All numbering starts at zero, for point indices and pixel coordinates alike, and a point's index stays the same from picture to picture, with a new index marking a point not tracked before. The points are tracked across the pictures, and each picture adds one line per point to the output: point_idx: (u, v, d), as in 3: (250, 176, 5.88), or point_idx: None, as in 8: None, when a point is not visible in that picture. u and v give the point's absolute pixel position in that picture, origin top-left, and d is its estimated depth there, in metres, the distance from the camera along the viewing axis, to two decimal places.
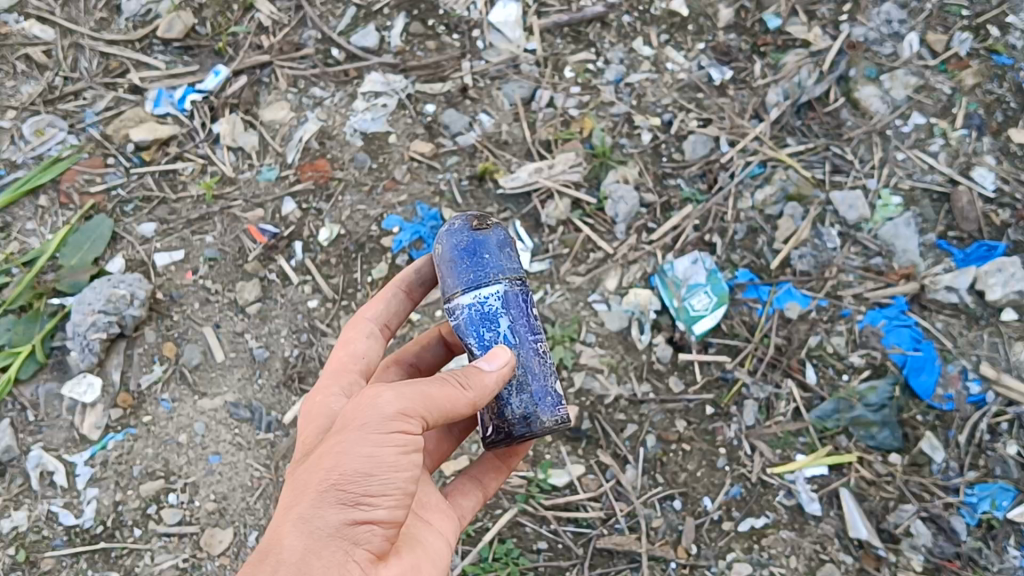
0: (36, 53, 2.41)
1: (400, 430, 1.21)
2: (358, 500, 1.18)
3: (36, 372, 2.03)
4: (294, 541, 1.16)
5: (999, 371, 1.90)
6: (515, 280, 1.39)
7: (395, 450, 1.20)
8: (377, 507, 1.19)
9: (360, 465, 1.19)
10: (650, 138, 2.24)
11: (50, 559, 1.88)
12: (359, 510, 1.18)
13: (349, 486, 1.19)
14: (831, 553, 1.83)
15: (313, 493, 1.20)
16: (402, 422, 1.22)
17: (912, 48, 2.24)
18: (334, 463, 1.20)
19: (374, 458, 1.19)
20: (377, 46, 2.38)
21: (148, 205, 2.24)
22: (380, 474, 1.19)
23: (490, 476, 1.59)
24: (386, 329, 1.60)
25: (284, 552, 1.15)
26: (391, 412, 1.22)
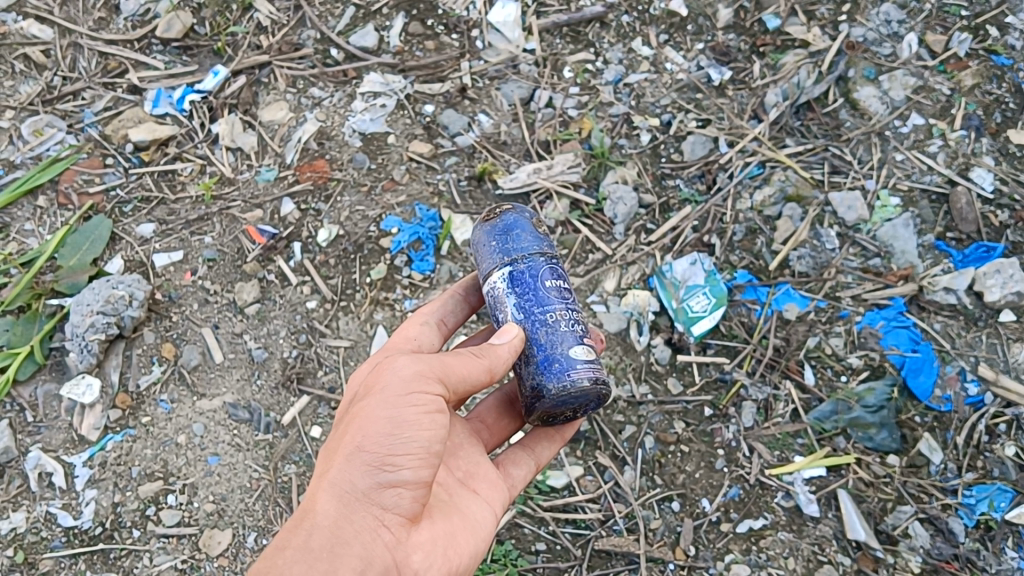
0: (35, 53, 2.41)
1: (418, 389, 1.32)
2: (384, 461, 1.28)
3: (35, 373, 2.04)
4: (328, 507, 1.28)
5: (997, 372, 1.91)
6: (525, 258, 1.47)
7: (416, 410, 1.30)
8: (403, 467, 1.28)
9: (383, 427, 1.29)
10: (650, 139, 2.24)
11: (49, 560, 1.87)
12: (386, 471, 1.28)
13: (375, 448, 1.28)
14: (830, 554, 1.82)
15: (341, 459, 1.30)
16: (420, 382, 1.33)
17: (911, 48, 2.24)
18: (359, 428, 1.31)
19: (395, 420, 1.29)
20: (376, 46, 2.38)
21: (147, 205, 2.24)
22: (403, 433, 1.28)
23: (542, 446, 1.64)
24: (443, 324, 1.66)
25: (318, 516, 1.27)
26: (408, 375, 1.33)
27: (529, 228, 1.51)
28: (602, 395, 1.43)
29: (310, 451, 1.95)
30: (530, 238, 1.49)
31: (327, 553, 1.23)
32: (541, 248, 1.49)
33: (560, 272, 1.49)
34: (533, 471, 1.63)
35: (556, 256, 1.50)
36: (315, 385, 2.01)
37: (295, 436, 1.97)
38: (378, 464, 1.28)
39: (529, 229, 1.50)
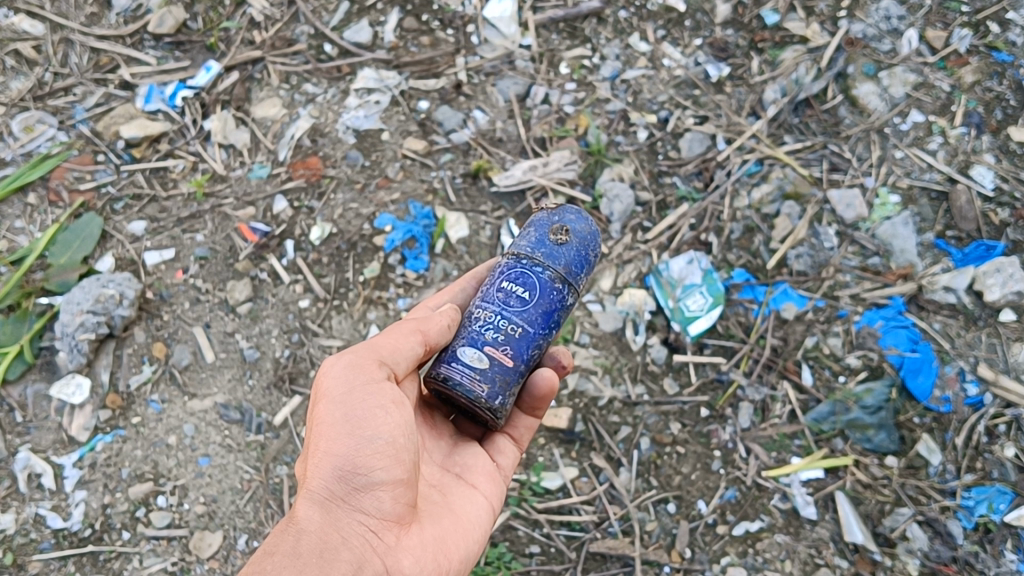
0: (25, 48, 2.37)
1: (363, 383, 1.36)
2: (354, 463, 1.31)
3: (24, 373, 2.01)
4: (310, 515, 1.30)
5: (996, 373, 1.88)
6: (516, 250, 1.55)
7: (373, 405, 1.34)
8: (374, 465, 1.31)
9: (343, 427, 1.33)
10: (647, 136, 2.22)
11: (37, 562, 1.86)
12: (357, 472, 1.31)
13: (343, 451, 1.32)
14: (827, 557, 1.81)
15: (314, 467, 1.33)
16: (367, 377, 1.37)
17: (911, 44, 2.21)
18: (323, 435, 1.34)
19: (353, 418, 1.33)
20: (370, 41, 2.35)
21: (138, 203, 2.21)
22: (364, 431, 1.32)
23: (522, 430, 1.64)
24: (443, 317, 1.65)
25: (303, 525, 1.28)
26: (354, 372, 1.37)
27: (547, 233, 1.55)
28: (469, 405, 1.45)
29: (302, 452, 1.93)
30: (535, 239, 1.54)
31: (317, 559, 1.24)
32: (531, 251, 1.52)
33: (528, 281, 1.50)
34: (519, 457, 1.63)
35: (540, 265, 1.51)
36: (308, 385, 1.99)
37: (287, 437, 1.95)
38: (350, 467, 1.31)
39: (543, 232, 1.55)
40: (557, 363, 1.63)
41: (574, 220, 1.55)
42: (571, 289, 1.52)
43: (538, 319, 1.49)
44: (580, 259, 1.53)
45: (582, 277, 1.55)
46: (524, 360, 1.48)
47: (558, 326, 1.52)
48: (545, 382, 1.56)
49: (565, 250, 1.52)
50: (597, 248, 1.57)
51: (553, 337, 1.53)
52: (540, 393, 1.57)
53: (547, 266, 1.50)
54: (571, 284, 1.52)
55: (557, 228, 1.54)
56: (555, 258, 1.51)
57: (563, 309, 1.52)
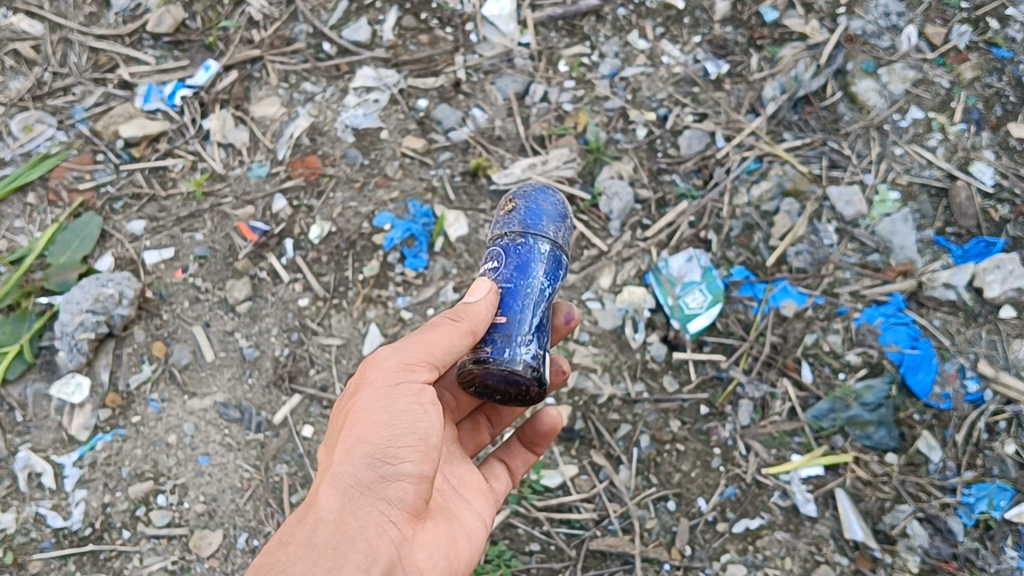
0: (24, 48, 2.37)
1: (406, 380, 1.33)
2: (385, 454, 1.28)
3: (24, 372, 2.01)
4: (330, 501, 1.26)
5: (997, 369, 1.87)
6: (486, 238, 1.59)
7: (413, 401, 1.32)
8: (403, 458, 1.29)
9: (378, 418, 1.30)
10: (646, 134, 2.21)
11: (38, 561, 1.87)
12: (387, 464, 1.28)
13: (374, 440, 1.29)
14: (827, 554, 1.81)
15: (342, 453, 1.30)
16: (409, 371, 1.34)
17: (910, 41, 2.21)
18: (357, 422, 1.31)
19: (390, 410, 1.30)
20: (369, 40, 2.35)
21: (137, 203, 2.21)
22: (401, 424, 1.30)
23: (518, 463, 1.68)
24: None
25: (321, 511, 1.25)
26: (398, 364, 1.34)
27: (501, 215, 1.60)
28: (493, 376, 1.42)
29: (302, 451, 1.93)
30: (495, 222, 1.58)
31: (332, 549, 1.21)
32: (488, 235, 1.57)
33: (494, 254, 1.53)
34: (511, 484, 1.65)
35: (500, 237, 1.54)
36: (308, 384, 2.00)
37: (287, 435, 1.95)
38: (380, 456, 1.28)
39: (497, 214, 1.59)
40: (558, 368, 1.68)
41: (519, 190, 1.59)
42: (536, 236, 1.51)
43: (513, 275, 1.48)
44: (535, 212, 1.54)
45: (546, 223, 1.53)
46: (517, 313, 1.46)
47: (538, 274, 1.49)
48: (551, 419, 1.65)
49: (512, 215, 1.55)
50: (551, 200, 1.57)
51: (543, 285, 1.49)
52: (544, 430, 1.65)
53: (502, 235, 1.53)
54: (531, 234, 1.51)
55: (507, 204, 1.59)
56: (510, 224, 1.54)
57: (536, 257, 1.50)
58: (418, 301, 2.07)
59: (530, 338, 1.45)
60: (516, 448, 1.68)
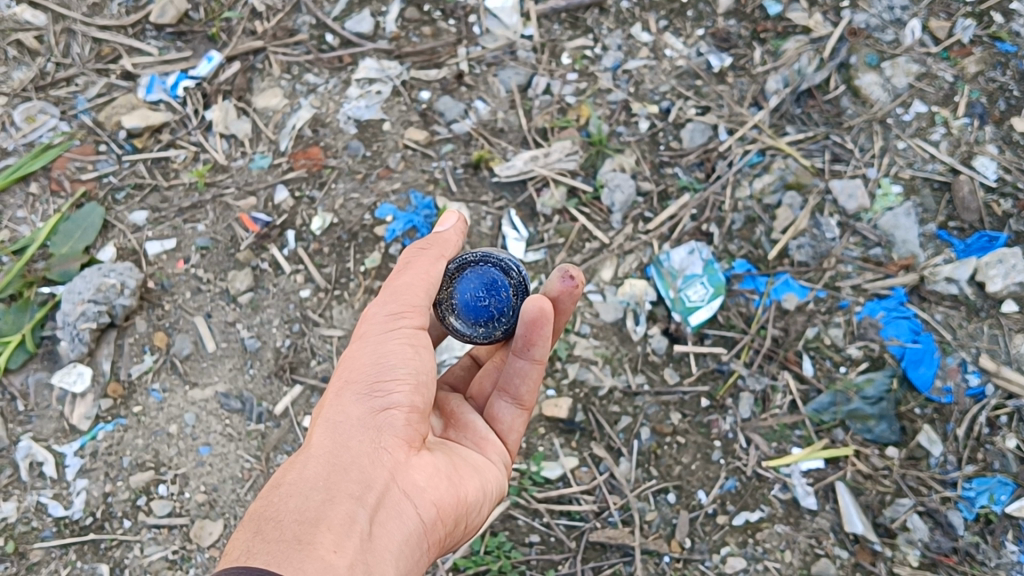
0: (27, 39, 2.37)
1: (395, 324, 1.42)
2: (374, 389, 1.37)
3: (26, 362, 2.02)
4: (323, 440, 1.34)
5: (998, 364, 1.87)
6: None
7: (399, 341, 1.40)
8: (392, 390, 1.36)
9: (368, 359, 1.39)
10: (648, 126, 2.21)
11: (39, 550, 1.88)
12: (377, 397, 1.36)
13: (364, 379, 1.38)
14: (827, 547, 1.81)
15: (334, 397, 1.39)
16: (398, 318, 1.43)
17: (914, 34, 2.20)
18: (350, 368, 1.41)
19: (380, 351, 1.39)
20: (372, 32, 2.34)
21: (140, 193, 2.21)
22: (389, 361, 1.38)
23: (523, 388, 1.60)
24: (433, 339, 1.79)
25: (313, 451, 1.33)
26: (386, 312, 1.43)
27: None
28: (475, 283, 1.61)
29: (303, 441, 1.93)
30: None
31: (325, 482, 1.27)
32: None
33: None
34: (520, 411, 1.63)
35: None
36: (308, 375, 2.00)
37: (287, 426, 1.95)
38: (369, 391, 1.36)
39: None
40: (566, 275, 1.60)
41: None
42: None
43: None
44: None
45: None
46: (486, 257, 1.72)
47: None
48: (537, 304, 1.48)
49: None
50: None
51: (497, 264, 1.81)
52: (531, 317, 1.48)
53: None
54: None
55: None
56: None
57: None
58: None
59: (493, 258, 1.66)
60: (516, 366, 1.57)
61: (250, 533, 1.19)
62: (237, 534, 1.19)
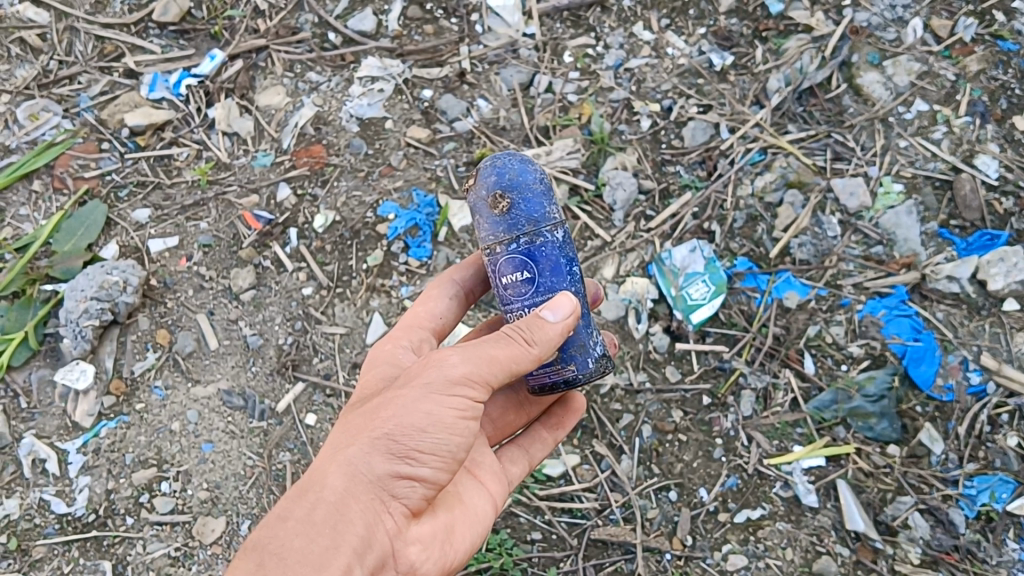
0: (30, 36, 2.38)
1: (457, 394, 1.26)
2: (406, 453, 1.24)
3: (29, 359, 2.03)
4: (337, 483, 1.24)
5: (999, 362, 1.88)
6: (486, 250, 1.41)
7: (453, 412, 1.26)
8: (423, 462, 1.25)
9: (415, 420, 1.24)
10: (650, 125, 2.21)
11: (42, 547, 1.88)
12: (405, 464, 1.25)
13: (399, 438, 1.24)
14: (828, 545, 1.81)
15: (366, 441, 1.26)
16: (462, 386, 1.26)
17: (916, 34, 2.21)
18: (390, 415, 1.26)
19: (430, 416, 1.24)
20: (374, 30, 2.35)
21: (142, 190, 2.22)
22: (434, 434, 1.24)
23: (538, 447, 1.62)
24: (470, 294, 1.62)
25: (326, 491, 1.24)
26: (450, 373, 1.26)
27: (490, 207, 1.39)
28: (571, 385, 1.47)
29: (305, 438, 1.94)
30: (484, 225, 1.40)
31: (329, 529, 1.21)
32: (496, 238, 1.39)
33: (524, 258, 1.39)
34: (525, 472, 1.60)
35: (511, 241, 1.38)
36: (311, 372, 2.00)
37: (290, 423, 1.95)
38: (401, 455, 1.24)
39: (484, 214, 1.39)
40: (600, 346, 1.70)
41: (496, 179, 1.38)
42: (555, 232, 1.40)
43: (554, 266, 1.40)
44: (539, 193, 1.39)
45: (548, 210, 1.39)
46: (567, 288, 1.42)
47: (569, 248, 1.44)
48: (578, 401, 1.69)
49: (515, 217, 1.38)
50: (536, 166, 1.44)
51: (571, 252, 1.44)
52: (572, 407, 1.67)
53: (519, 237, 1.38)
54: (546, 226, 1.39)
55: (490, 196, 1.39)
56: (516, 225, 1.38)
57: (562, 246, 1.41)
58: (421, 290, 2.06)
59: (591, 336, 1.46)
60: (537, 432, 1.63)
61: (252, 563, 1.19)
62: (240, 561, 1.20)
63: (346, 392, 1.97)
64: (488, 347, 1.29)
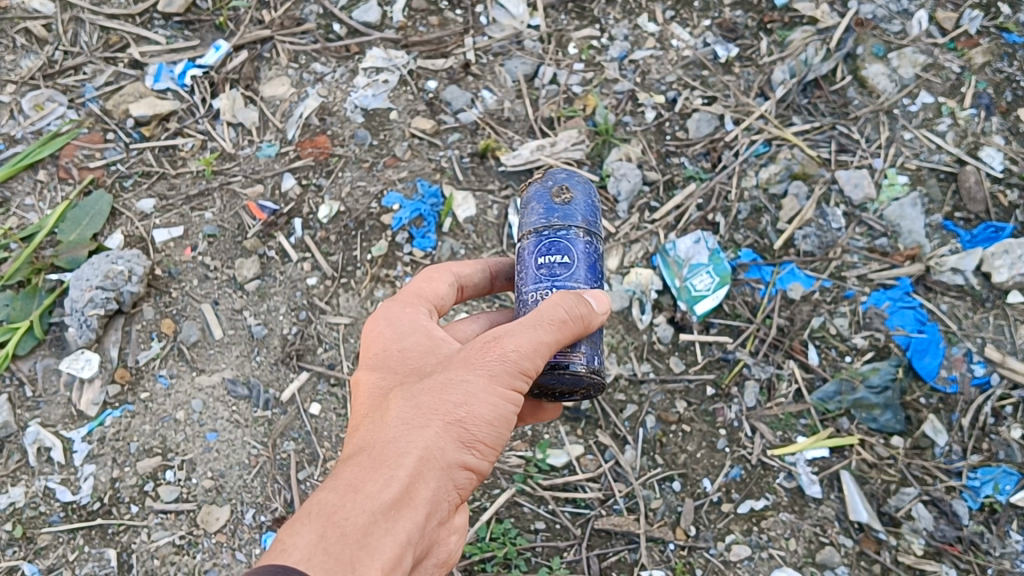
0: (35, 27, 2.39)
1: (520, 387, 1.25)
2: (470, 444, 1.22)
3: (34, 348, 2.04)
4: (404, 467, 1.18)
5: (1004, 354, 1.89)
6: (533, 232, 1.44)
7: (514, 405, 1.25)
8: (482, 452, 1.24)
9: (483, 411, 1.22)
10: (654, 116, 2.21)
11: (47, 535, 1.88)
12: (469, 453, 1.22)
13: (466, 427, 1.22)
14: (832, 536, 1.81)
15: (435, 424, 1.21)
16: (525, 379, 1.26)
17: (921, 26, 2.22)
18: (460, 400, 1.22)
19: (497, 409, 1.23)
20: (379, 21, 2.36)
21: (147, 180, 2.22)
22: (496, 425, 1.24)
23: None
24: (462, 289, 1.56)
25: (394, 473, 1.17)
26: (520, 365, 1.24)
27: (550, 198, 1.47)
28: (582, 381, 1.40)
29: (309, 428, 1.94)
30: (540, 210, 1.46)
31: (392, 514, 1.14)
32: (546, 221, 1.43)
33: (563, 245, 1.41)
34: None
35: (563, 227, 1.42)
36: (315, 362, 2.00)
37: (294, 413, 1.96)
38: (467, 444, 1.22)
39: (545, 201, 1.46)
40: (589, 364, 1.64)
41: (567, 175, 1.48)
42: (597, 240, 1.46)
43: (590, 271, 1.42)
44: (597, 205, 1.50)
45: (598, 222, 1.48)
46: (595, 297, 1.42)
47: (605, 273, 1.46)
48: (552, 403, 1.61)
49: (574, 208, 1.45)
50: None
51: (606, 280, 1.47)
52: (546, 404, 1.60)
53: (570, 225, 1.43)
54: (595, 234, 1.45)
55: (555, 188, 1.47)
56: (571, 216, 1.44)
57: (602, 258, 1.46)
58: None
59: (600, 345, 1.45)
60: None
61: (316, 534, 1.10)
62: (301, 530, 1.10)
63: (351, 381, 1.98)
64: (543, 338, 1.26)
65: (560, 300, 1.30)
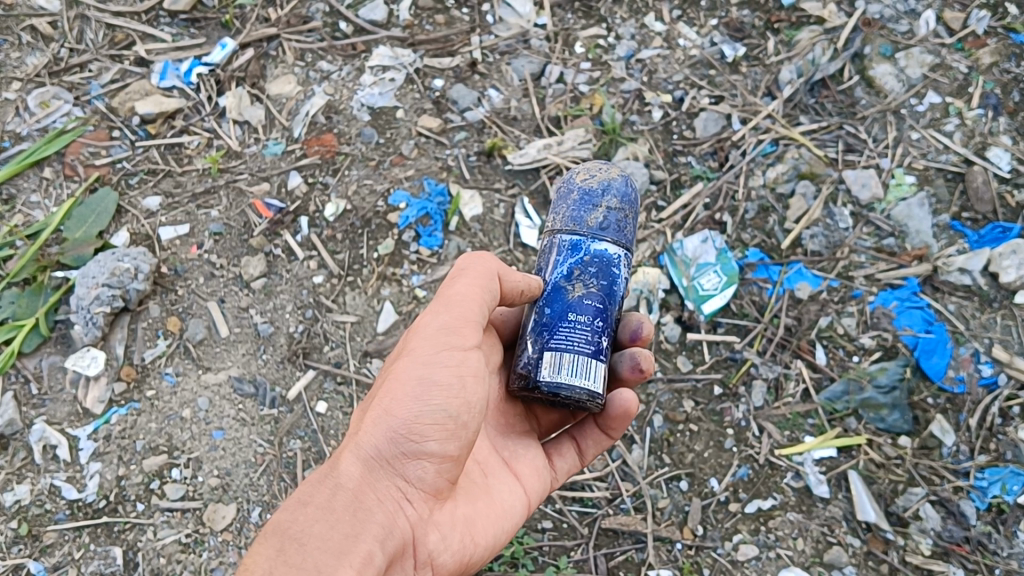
0: (41, 24, 2.39)
1: (446, 349, 1.30)
2: (412, 429, 1.26)
3: (39, 346, 2.03)
4: (350, 470, 1.25)
5: (1011, 354, 1.89)
6: None
7: (450, 373, 1.28)
8: (428, 435, 1.26)
9: (412, 389, 1.27)
10: (661, 116, 2.21)
11: (52, 533, 1.87)
12: (412, 439, 1.26)
13: (404, 414, 1.26)
14: (840, 536, 1.80)
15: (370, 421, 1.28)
16: (449, 344, 1.31)
17: (928, 25, 2.22)
18: (388, 393, 1.29)
19: (427, 384, 1.27)
20: (385, 20, 2.36)
21: (153, 178, 2.22)
22: (431, 399, 1.26)
23: (590, 442, 1.58)
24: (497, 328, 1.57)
25: (340, 479, 1.24)
26: (438, 330, 1.32)
27: None
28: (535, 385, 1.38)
29: (315, 426, 1.94)
30: None
31: (349, 517, 1.20)
32: None
33: None
34: (576, 465, 1.58)
35: None
36: (322, 360, 2.00)
37: (300, 411, 1.95)
38: (406, 432, 1.26)
39: None
40: (635, 365, 1.58)
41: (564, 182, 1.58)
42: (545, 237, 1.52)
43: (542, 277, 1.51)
44: (560, 195, 1.50)
45: (547, 213, 1.51)
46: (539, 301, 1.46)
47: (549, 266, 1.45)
48: (625, 403, 1.51)
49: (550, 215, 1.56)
50: (599, 175, 1.48)
51: (553, 274, 1.44)
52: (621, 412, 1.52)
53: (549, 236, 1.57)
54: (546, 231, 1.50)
55: None
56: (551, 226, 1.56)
57: (545, 254, 1.47)
58: (434, 279, 2.06)
59: (545, 342, 1.39)
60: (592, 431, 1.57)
61: (274, 548, 1.13)
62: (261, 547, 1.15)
63: (357, 379, 1.98)
64: (453, 305, 1.35)
65: (472, 260, 1.42)
